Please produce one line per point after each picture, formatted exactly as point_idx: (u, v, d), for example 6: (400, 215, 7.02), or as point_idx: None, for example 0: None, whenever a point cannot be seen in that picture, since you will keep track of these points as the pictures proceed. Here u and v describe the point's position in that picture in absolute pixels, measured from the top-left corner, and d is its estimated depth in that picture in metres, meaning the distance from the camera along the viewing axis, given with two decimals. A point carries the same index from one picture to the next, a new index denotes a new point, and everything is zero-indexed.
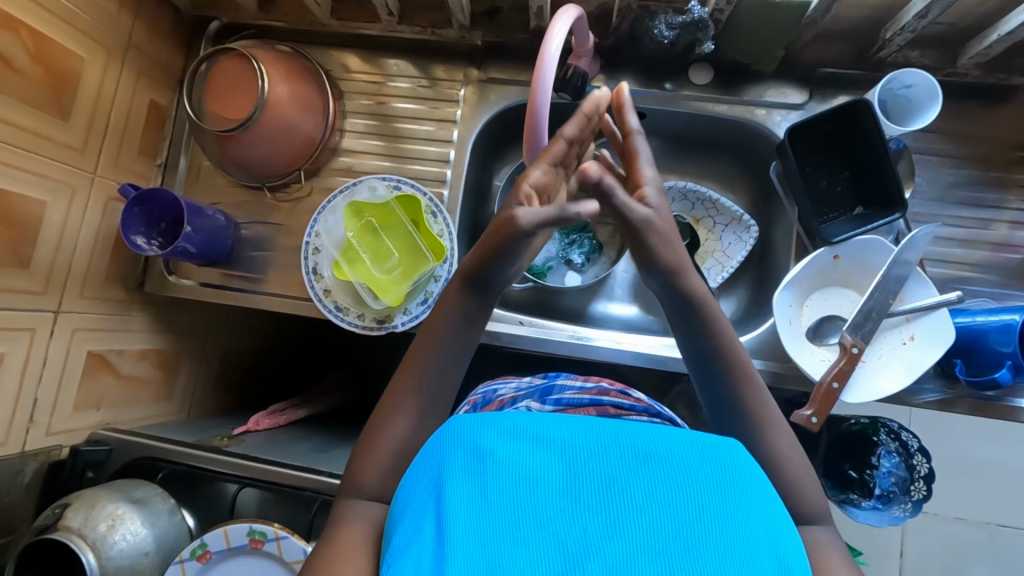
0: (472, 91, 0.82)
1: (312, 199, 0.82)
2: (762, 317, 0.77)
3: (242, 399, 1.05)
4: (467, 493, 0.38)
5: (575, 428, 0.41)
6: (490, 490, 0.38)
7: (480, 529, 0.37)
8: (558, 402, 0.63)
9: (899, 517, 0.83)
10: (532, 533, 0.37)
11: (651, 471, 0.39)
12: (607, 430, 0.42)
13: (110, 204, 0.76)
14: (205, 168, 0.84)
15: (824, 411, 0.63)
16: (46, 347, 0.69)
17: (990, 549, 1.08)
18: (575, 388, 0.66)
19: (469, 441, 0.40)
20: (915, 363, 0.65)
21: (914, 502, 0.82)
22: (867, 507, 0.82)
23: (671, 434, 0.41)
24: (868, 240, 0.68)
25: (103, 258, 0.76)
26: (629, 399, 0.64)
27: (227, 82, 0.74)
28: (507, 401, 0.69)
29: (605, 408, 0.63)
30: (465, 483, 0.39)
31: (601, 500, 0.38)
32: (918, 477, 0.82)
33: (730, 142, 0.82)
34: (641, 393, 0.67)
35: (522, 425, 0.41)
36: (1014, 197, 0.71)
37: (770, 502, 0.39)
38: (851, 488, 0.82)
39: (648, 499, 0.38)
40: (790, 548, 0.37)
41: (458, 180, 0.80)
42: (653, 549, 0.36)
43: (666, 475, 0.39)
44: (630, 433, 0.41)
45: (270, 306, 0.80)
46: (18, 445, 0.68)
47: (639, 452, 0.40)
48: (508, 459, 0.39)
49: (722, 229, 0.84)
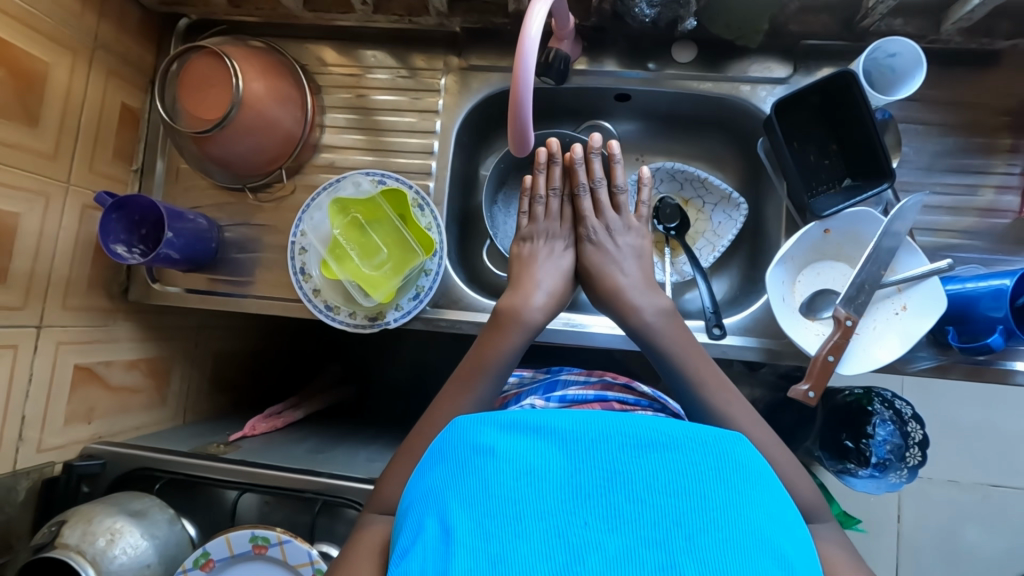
0: (453, 79, 0.80)
1: (295, 198, 0.80)
2: (755, 294, 0.77)
3: (238, 404, 1.04)
4: (470, 490, 0.39)
5: (579, 420, 0.41)
6: (491, 486, 0.38)
7: (482, 527, 0.37)
8: (562, 398, 0.66)
9: (895, 483, 0.84)
10: (534, 529, 0.36)
11: (654, 464, 0.39)
12: (610, 422, 0.41)
13: (87, 213, 0.74)
14: (183, 171, 0.82)
15: (820, 386, 0.63)
16: (30, 361, 0.67)
17: (985, 510, 1.10)
18: (579, 383, 0.69)
19: (473, 438, 0.41)
20: (911, 331, 0.65)
21: (909, 468, 0.84)
22: (864, 476, 0.83)
23: (673, 426, 0.41)
24: (857, 212, 0.68)
25: (83, 268, 0.74)
26: (632, 394, 0.67)
27: (200, 80, 0.71)
28: (512, 397, 0.73)
29: (610, 403, 0.65)
30: (467, 483, 0.39)
31: (603, 495, 0.38)
32: (912, 444, 0.83)
33: (716, 120, 0.82)
34: (645, 386, 0.69)
35: (524, 422, 0.42)
36: (1000, 162, 0.71)
37: (770, 493, 0.39)
38: (847, 458, 0.83)
39: (650, 493, 0.38)
40: (790, 541, 0.37)
41: (444, 171, 0.79)
42: (654, 542, 0.36)
43: (669, 470, 0.39)
44: (634, 426, 0.41)
45: (259, 309, 0.79)
46: (9, 463, 0.67)
47: (642, 444, 0.40)
48: (510, 455, 0.40)
49: (711, 209, 0.84)
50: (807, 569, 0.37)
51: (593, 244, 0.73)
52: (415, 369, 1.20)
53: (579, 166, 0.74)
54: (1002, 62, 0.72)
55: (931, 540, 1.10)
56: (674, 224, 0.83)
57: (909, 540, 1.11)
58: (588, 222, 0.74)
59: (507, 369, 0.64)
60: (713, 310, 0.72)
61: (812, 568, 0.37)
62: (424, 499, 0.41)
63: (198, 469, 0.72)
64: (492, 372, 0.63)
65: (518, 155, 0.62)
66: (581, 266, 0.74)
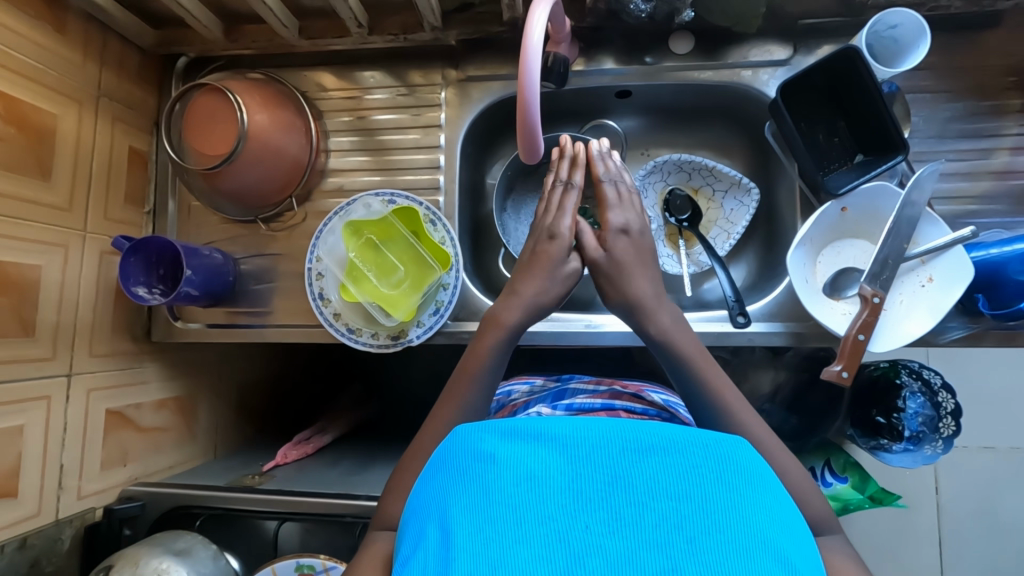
0: (453, 92, 0.80)
1: (307, 224, 0.80)
2: (775, 278, 0.76)
3: (265, 431, 1.04)
4: (472, 495, 0.40)
5: (580, 424, 0.42)
6: (493, 490, 0.39)
7: (483, 529, 0.38)
8: (569, 407, 0.66)
9: (931, 457, 0.83)
10: (534, 530, 0.37)
11: (653, 466, 0.40)
12: (610, 425, 0.42)
13: (105, 258, 0.75)
14: (195, 208, 0.82)
15: (854, 365, 0.62)
16: (63, 410, 0.68)
17: None
18: (587, 392, 0.69)
19: (475, 444, 0.43)
20: (940, 303, 0.64)
21: (945, 439, 0.82)
22: (899, 451, 0.82)
23: (674, 430, 0.42)
24: (874, 187, 0.67)
25: (107, 313, 0.75)
26: (640, 403, 0.66)
27: (204, 117, 0.72)
28: (520, 405, 0.72)
29: (617, 412, 0.65)
30: (468, 488, 0.40)
31: (602, 496, 0.39)
32: (945, 414, 0.82)
33: (718, 107, 0.81)
34: (655, 396, 0.68)
35: (525, 427, 0.43)
36: (1012, 123, 0.70)
37: (769, 491, 0.40)
38: (880, 434, 0.83)
39: (649, 494, 0.39)
40: (790, 540, 0.38)
41: (451, 185, 0.79)
42: (654, 542, 0.37)
43: (669, 471, 0.40)
44: (633, 429, 0.42)
45: (280, 337, 0.79)
46: (51, 513, 0.68)
47: (641, 446, 0.41)
48: (511, 459, 0.41)
49: (722, 196, 0.84)
50: (809, 569, 0.37)
51: (622, 234, 0.68)
52: (438, 382, 1.20)
53: (595, 158, 0.72)
54: (1005, 22, 0.71)
55: (972, 507, 1.09)
56: (685, 215, 0.84)
57: (950, 512, 1.09)
58: (611, 213, 0.69)
59: (501, 371, 0.65)
60: (736, 298, 0.72)
61: (812, 566, 0.38)
62: (426, 509, 0.42)
63: (238, 502, 0.73)
64: None
65: (526, 161, 0.62)
66: (607, 257, 0.67)
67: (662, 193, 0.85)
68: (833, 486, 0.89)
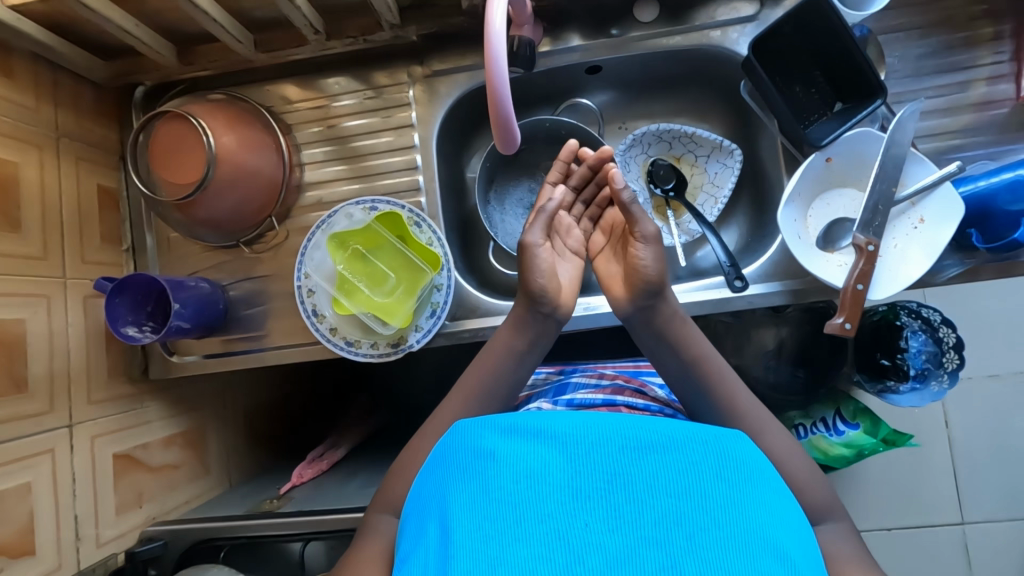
0: (421, 89, 0.78)
1: (291, 241, 0.79)
2: (768, 237, 0.75)
3: (278, 452, 1.04)
4: (472, 493, 0.41)
5: (581, 424, 0.44)
6: (493, 489, 0.41)
7: (483, 528, 0.39)
8: (570, 403, 0.63)
9: (938, 392, 0.84)
10: (534, 530, 0.39)
11: (653, 465, 0.42)
12: (610, 425, 0.44)
13: (90, 302, 0.73)
14: (174, 240, 0.80)
15: (856, 315, 0.62)
16: (70, 460, 0.68)
17: None
18: (589, 387, 0.67)
19: (476, 443, 0.44)
20: (934, 242, 0.63)
21: (949, 373, 0.84)
22: (907, 390, 0.83)
23: (673, 428, 0.44)
24: (857, 134, 0.66)
25: (100, 357, 0.73)
26: (643, 399, 0.63)
27: (170, 145, 0.70)
28: (524, 402, 0.71)
29: (620, 407, 0.61)
30: (469, 485, 0.42)
31: (602, 494, 0.41)
32: (947, 348, 0.83)
33: (691, 72, 0.80)
34: (656, 393, 0.67)
35: (525, 426, 0.45)
36: (986, 52, 0.69)
37: (769, 487, 0.41)
38: (885, 377, 0.84)
39: (648, 494, 0.40)
40: (789, 536, 0.39)
41: (431, 184, 0.77)
42: (654, 540, 0.38)
43: (668, 471, 0.41)
44: (633, 429, 0.44)
45: (279, 359, 0.78)
46: (73, 565, 0.67)
47: (640, 446, 0.43)
48: (511, 458, 0.43)
49: (705, 161, 0.83)
50: (809, 569, 0.39)
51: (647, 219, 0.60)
52: (444, 381, 1.19)
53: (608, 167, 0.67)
54: None
55: (982, 438, 1.10)
56: (670, 185, 0.83)
57: (962, 443, 1.11)
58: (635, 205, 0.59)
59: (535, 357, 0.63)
60: (730, 263, 0.71)
61: (813, 566, 0.39)
62: (426, 511, 0.44)
63: (260, 529, 0.72)
64: (522, 379, 0.62)
65: (502, 150, 0.59)
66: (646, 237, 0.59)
67: (644, 165, 0.85)
68: (846, 434, 0.91)
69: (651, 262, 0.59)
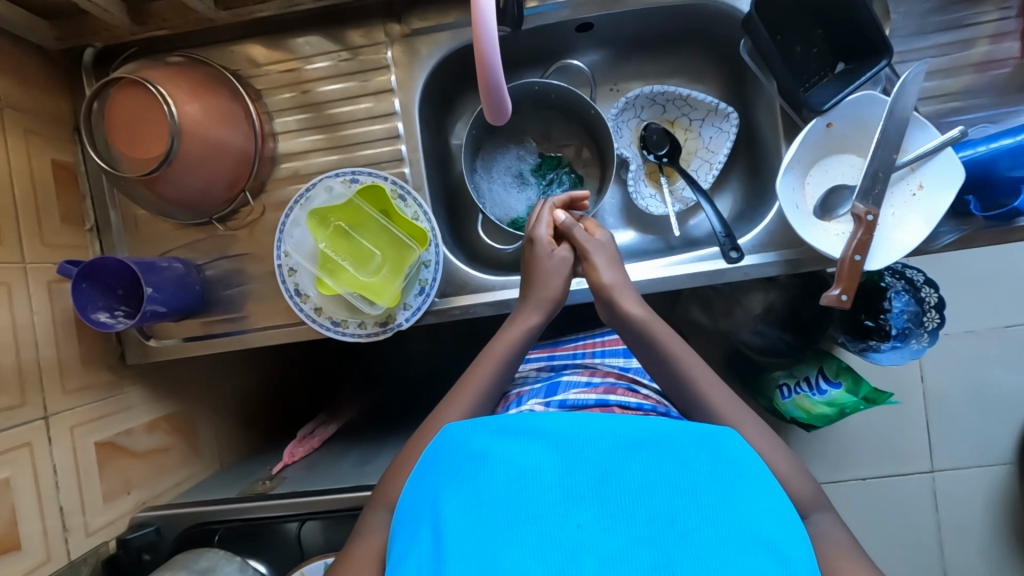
0: (400, 50, 0.73)
1: (267, 218, 0.75)
2: (764, 205, 0.73)
3: (268, 429, 1.03)
4: (466, 494, 0.42)
5: (574, 424, 0.45)
6: (487, 490, 0.42)
7: (477, 529, 0.40)
8: (562, 404, 0.56)
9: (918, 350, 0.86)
10: (529, 531, 0.40)
11: (645, 463, 0.43)
12: (601, 424, 0.45)
13: (55, 287, 0.69)
14: (142, 217, 0.76)
15: (853, 287, 0.61)
16: (49, 453, 0.65)
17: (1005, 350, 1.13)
18: (581, 386, 0.59)
19: (471, 445, 0.45)
20: (930, 211, 0.62)
21: (929, 332, 0.85)
22: (887, 349, 0.85)
23: (664, 427, 0.45)
24: (860, 98, 0.63)
25: (72, 345, 0.70)
26: (635, 398, 0.58)
27: (128, 115, 0.65)
28: (513, 399, 0.64)
29: (612, 408, 0.56)
30: (463, 485, 0.43)
31: (595, 494, 0.42)
32: (929, 308, 0.84)
33: (686, 29, 0.76)
34: (648, 391, 0.62)
35: (520, 426, 0.46)
36: (992, 7, 0.66)
37: (760, 483, 0.42)
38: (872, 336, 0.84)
39: (639, 492, 0.42)
40: (781, 531, 0.40)
41: (416, 153, 0.73)
42: (645, 538, 0.40)
43: (659, 469, 0.43)
44: (625, 428, 0.45)
45: (263, 341, 0.75)
46: (63, 556, 0.66)
47: (632, 445, 0.44)
48: (505, 459, 0.44)
49: (700, 125, 0.80)
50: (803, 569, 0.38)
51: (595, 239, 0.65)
52: (434, 352, 1.18)
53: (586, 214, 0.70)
54: None
55: (958, 391, 1.14)
56: (664, 151, 0.80)
57: (937, 397, 1.14)
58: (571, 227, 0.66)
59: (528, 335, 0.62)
60: (725, 233, 0.70)
61: (809, 565, 0.39)
62: (417, 514, 0.44)
63: (256, 511, 0.72)
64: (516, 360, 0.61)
65: (493, 122, 0.55)
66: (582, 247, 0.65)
67: (637, 130, 0.81)
68: (828, 394, 0.91)
69: (601, 266, 0.63)
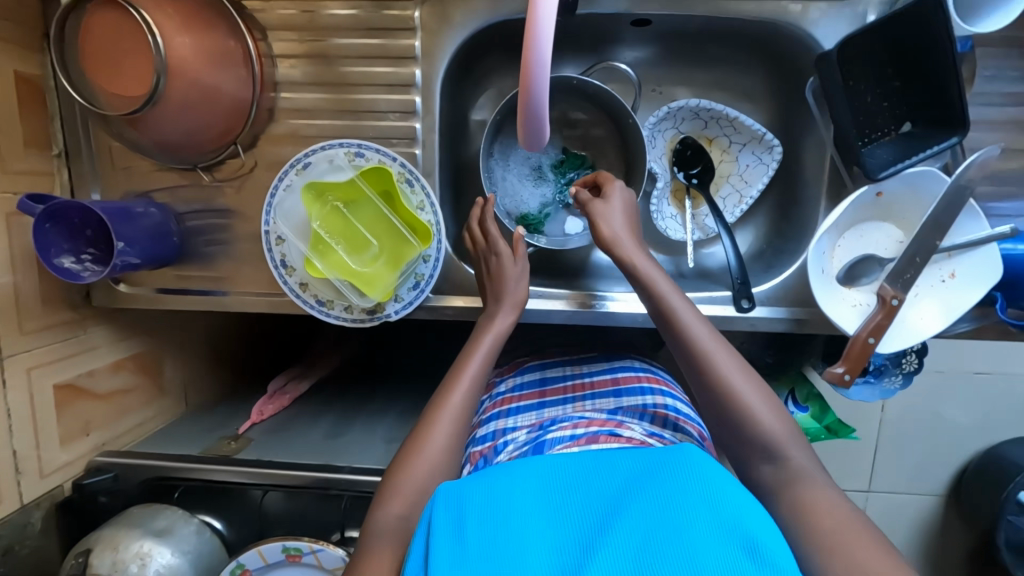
0: (430, 12, 0.64)
1: (258, 175, 0.68)
2: (787, 256, 0.69)
3: (238, 371, 1.01)
4: (449, 558, 0.37)
5: (543, 466, 0.43)
6: (471, 550, 0.37)
7: None
8: None
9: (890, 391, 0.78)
10: None
11: (623, 495, 0.40)
12: (568, 463, 0.43)
13: (15, 219, 0.62)
14: (117, 149, 0.68)
15: (857, 368, 0.60)
16: (3, 396, 0.62)
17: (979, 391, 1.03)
18: (566, 441, 0.54)
19: (449, 506, 0.41)
20: (954, 303, 0.60)
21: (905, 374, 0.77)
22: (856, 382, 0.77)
23: (635, 456, 0.43)
24: (918, 173, 0.59)
25: (32, 283, 0.65)
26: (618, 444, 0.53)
27: (108, 40, 0.56)
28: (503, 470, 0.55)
29: None
30: (445, 551, 0.38)
31: (579, 535, 0.38)
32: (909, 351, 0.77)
33: (751, 42, 0.68)
34: (632, 432, 0.56)
35: (492, 475, 0.43)
36: None
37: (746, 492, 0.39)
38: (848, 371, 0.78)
39: (625, 522, 0.37)
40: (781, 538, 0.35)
41: (431, 135, 0.66)
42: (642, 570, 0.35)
43: (639, 496, 0.39)
44: (595, 463, 0.43)
45: (240, 306, 0.71)
46: (15, 498, 0.65)
47: (601, 481, 0.41)
48: (484, 509, 0.40)
49: (739, 149, 0.74)
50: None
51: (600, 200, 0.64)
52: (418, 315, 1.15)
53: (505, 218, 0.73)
54: None
55: (914, 421, 1.07)
56: (694, 171, 0.75)
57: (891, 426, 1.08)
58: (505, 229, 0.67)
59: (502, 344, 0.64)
60: (742, 279, 0.66)
61: None
62: None
63: (218, 474, 0.71)
64: None
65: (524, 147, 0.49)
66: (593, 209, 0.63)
67: (671, 142, 0.75)
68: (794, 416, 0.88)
69: (612, 223, 0.62)
